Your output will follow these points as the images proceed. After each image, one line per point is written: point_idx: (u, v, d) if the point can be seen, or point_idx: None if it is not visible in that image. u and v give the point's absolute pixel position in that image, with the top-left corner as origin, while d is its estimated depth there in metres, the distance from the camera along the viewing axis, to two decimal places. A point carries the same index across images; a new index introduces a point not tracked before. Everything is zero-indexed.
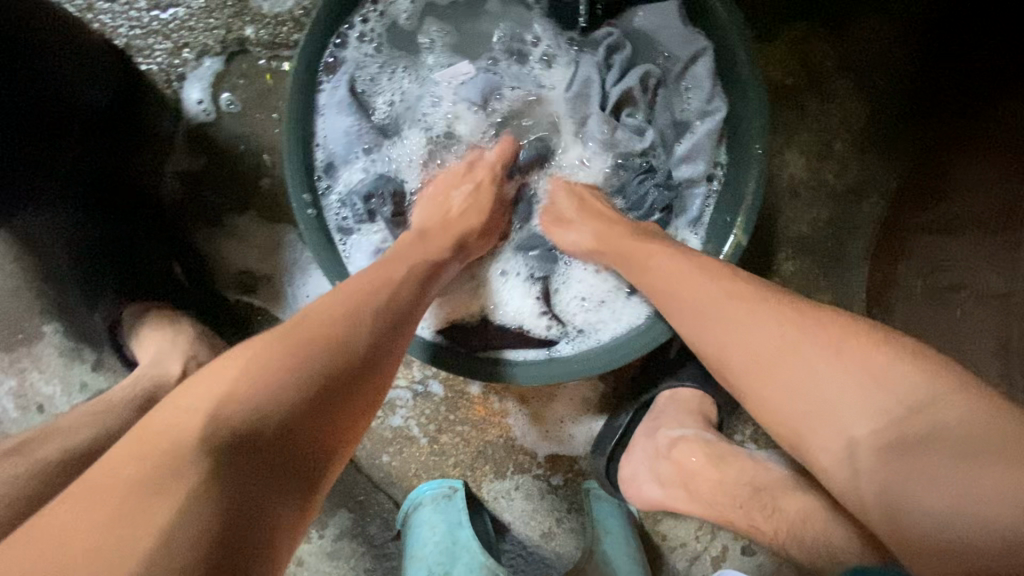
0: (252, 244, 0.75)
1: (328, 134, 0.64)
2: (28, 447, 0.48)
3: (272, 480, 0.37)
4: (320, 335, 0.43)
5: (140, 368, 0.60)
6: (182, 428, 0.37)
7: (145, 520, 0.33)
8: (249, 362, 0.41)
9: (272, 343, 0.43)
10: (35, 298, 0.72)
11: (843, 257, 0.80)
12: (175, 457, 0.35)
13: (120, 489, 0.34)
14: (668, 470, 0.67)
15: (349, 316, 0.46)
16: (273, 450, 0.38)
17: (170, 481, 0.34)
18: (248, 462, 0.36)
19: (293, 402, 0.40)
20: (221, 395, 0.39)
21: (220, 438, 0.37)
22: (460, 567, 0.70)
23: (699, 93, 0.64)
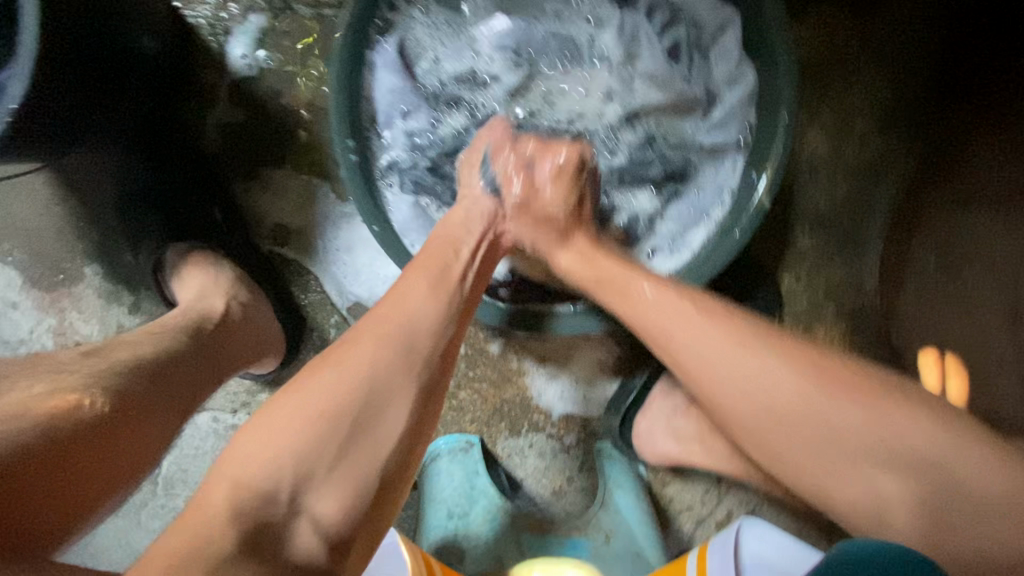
0: (286, 196, 0.77)
1: (374, 89, 0.67)
2: (87, 362, 0.51)
3: (358, 490, 0.40)
4: (394, 344, 0.46)
5: (187, 305, 0.64)
6: (275, 442, 0.40)
7: (244, 508, 0.37)
8: (330, 377, 0.43)
9: (350, 356, 0.44)
10: (77, 241, 0.75)
11: (858, 233, 0.82)
12: (264, 470, 0.38)
13: (227, 478, 0.38)
14: (686, 426, 0.71)
15: (418, 324, 0.48)
16: (358, 467, 0.41)
17: (265, 493, 0.38)
18: (339, 474, 0.40)
19: (375, 418, 0.42)
20: (306, 412, 0.41)
21: (318, 429, 0.41)
22: (477, 510, 0.76)
23: (728, 62, 0.65)
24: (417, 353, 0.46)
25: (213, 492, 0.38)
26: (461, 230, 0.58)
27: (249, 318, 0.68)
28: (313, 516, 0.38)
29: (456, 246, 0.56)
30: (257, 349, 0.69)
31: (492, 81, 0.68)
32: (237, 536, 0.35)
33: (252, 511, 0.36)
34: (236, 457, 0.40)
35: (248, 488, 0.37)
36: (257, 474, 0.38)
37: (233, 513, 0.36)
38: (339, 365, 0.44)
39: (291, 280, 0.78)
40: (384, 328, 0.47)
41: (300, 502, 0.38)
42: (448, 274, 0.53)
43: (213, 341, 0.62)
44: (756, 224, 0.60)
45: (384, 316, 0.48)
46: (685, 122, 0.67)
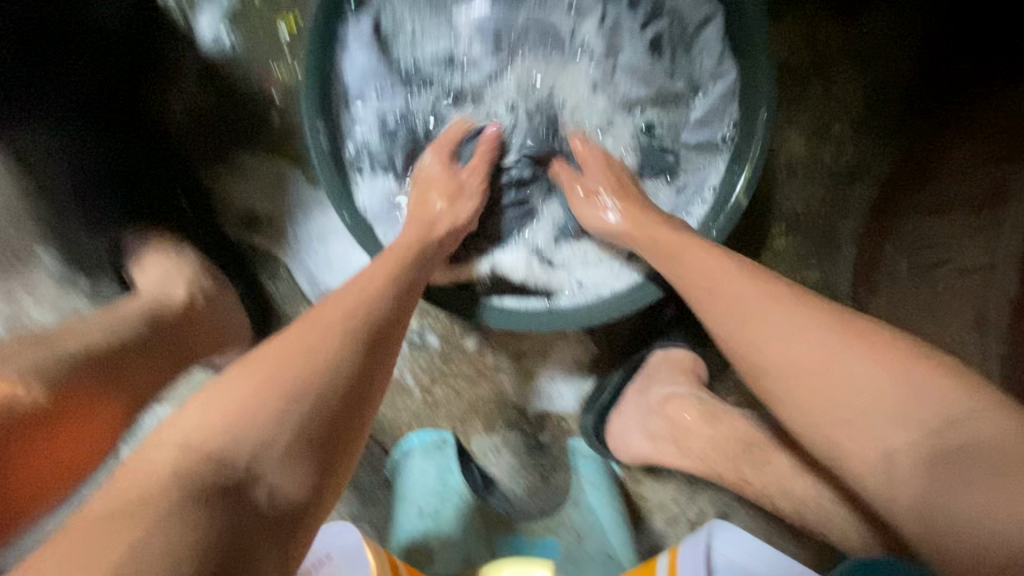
0: (256, 182, 0.75)
1: (345, 67, 0.64)
2: (38, 347, 0.49)
3: (316, 460, 0.39)
4: (343, 321, 0.45)
5: (145, 291, 0.61)
6: (227, 412, 0.38)
7: (189, 477, 0.35)
8: (281, 350, 0.42)
9: (298, 333, 0.44)
10: (29, 221, 0.71)
11: (833, 235, 0.82)
12: (215, 440, 0.37)
13: (171, 445, 0.37)
14: (660, 425, 0.70)
15: (366, 300, 0.48)
16: (318, 433, 0.39)
17: (220, 462, 0.36)
18: (296, 441, 0.38)
19: (331, 384, 0.41)
20: (257, 385, 0.40)
21: (268, 396, 0.39)
22: (449, 509, 0.75)
23: (710, 59, 0.65)
24: (368, 327, 0.46)
25: (165, 465, 0.35)
26: (411, 219, 0.59)
27: (214, 306, 0.65)
28: (271, 485, 0.37)
29: (410, 240, 0.58)
30: (219, 339, 0.65)
31: (470, 67, 0.66)
32: (178, 507, 0.33)
33: (203, 479, 0.35)
34: (185, 430, 0.38)
35: (200, 458, 0.36)
36: (210, 445, 0.37)
37: (183, 480, 0.35)
38: (287, 340, 0.43)
39: (261, 270, 0.76)
40: (334, 306, 0.47)
41: (255, 471, 0.37)
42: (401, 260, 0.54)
43: (173, 327, 0.58)
44: (733, 221, 0.61)
45: (333, 298, 0.48)
46: (665, 117, 0.67)
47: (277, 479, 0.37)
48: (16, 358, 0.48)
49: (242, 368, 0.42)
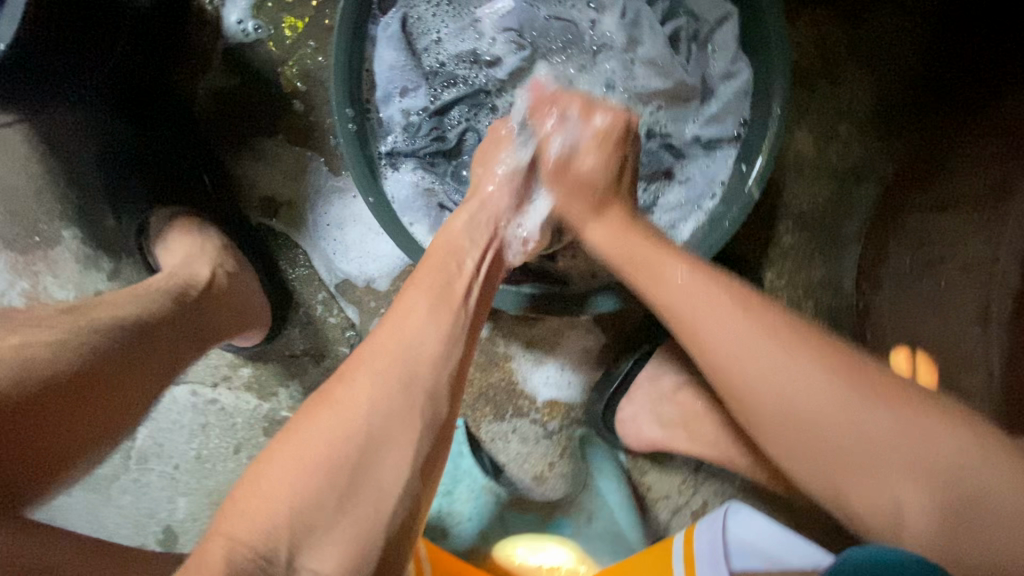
0: (278, 168, 0.76)
1: (373, 64, 0.67)
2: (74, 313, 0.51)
3: (363, 543, 0.40)
4: (396, 379, 0.45)
5: (171, 268, 0.63)
6: (277, 490, 0.39)
7: (240, 566, 0.35)
8: (331, 416, 0.42)
9: (350, 396, 0.43)
10: (55, 200, 0.73)
11: (837, 233, 0.85)
12: (263, 527, 0.37)
13: (222, 532, 0.37)
14: (671, 413, 0.72)
15: (419, 352, 0.47)
16: (361, 521, 0.40)
17: (265, 553, 0.36)
18: (342, 524, 0.39)
19: (376, 450, 0.42)
20: (307, 459, 0.40)
21: (316, 482, 0.39)
22: (462, 488, 0.77)
23: (725, 55, 0.67)
24: (419, 384, 0.45)
25: (212, 547, 0.36)
26: (461, 237, 0.57)
27: (236, 286, 0.67)
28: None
29: (458, 259, 0.55)
30: (241, 320, 0.67)
31: (492, 62, 0.69)
32: None
33: (250, 574, 0.35)
34: (238, 510, 0.38)
35: (245, 547, 0.36)
36: (256, 531, 0.37)
37: (233, 570, 0.35)
38: (338, 403, 0.43)
39: (280, 254, 0.77)
40: (386, 358, 0.46)
41: (297, 562, 0.37)
42: (450, 293, 0.52)
43: (198, 304, 0.60)
44: (746, 213, 0.61)
45: (382, 343, 0.47)
46: (680, 112, 0.69)
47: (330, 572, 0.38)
48: (47, 322, 0.49)
49: (284, 442, 0.42)
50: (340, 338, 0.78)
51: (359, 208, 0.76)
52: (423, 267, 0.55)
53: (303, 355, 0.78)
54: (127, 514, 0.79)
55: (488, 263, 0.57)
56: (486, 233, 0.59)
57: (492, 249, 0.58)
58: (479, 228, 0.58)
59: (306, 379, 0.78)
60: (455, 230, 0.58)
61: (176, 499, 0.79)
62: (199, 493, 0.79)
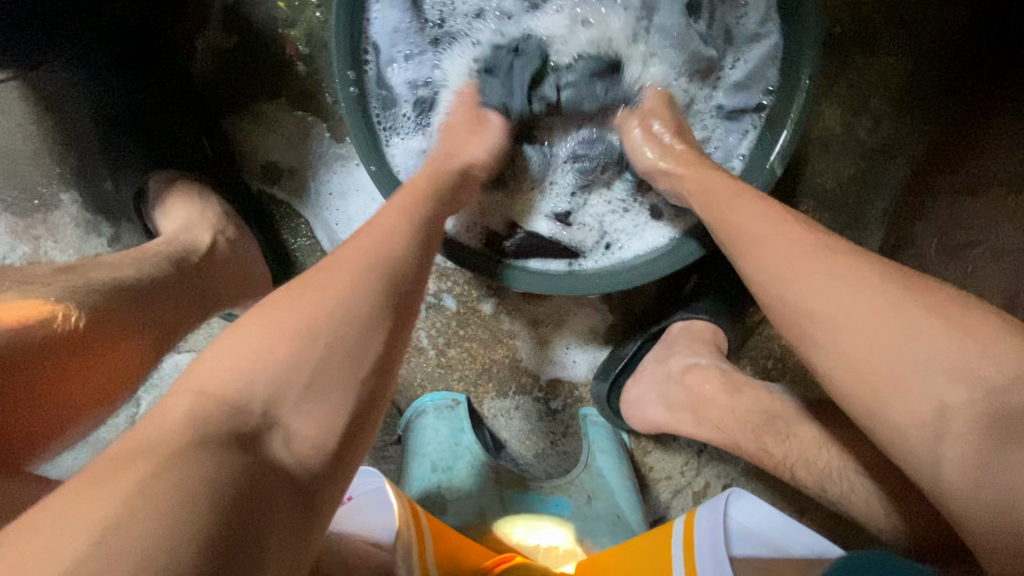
0: (278, 133, 0.74)
1: (375, 24, 0.63)
2: (70, 276, 0.50)
3: (338, 408, 0.36)
4: (363, 268, 0.40)
5: (167, 234, 0.62)
6: (244, 356, 0.35)
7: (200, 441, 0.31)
8: (296, 295, 0.38)
9: (315, 276, 0.39)
10: (53, 163, 0.71)
11: (863, 213, 0.79)
12: (232, 381, 0.34)
13: (187, 387, 0.33)
14: (678, 395, 0.70)
15: (384, 245, 0.43)
16: (331, 390, 0.36)
17: (236, 406, 0.33)
18: (316, 391, 0.35)
19: (352, 330, 0.37)
20: (276, 331, 0.36)
21: (293, 342, 0.36)
22: (461, 466, 0.76)
23: (753, 16, 0.63)
24: (390, 273, 0.41)
25: (178, 399, 0.33)
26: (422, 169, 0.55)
27: (236, 254, 0.65)
28: (287, 432, 0.34)
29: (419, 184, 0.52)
30: (240, 291, 0.66)
31: (505, 20, 0.65)
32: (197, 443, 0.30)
33: (219, 421, 0.32)
34: (204, 368, 0.34)
35: (213, 397, 0.33)
36: (226, 385, 0.34)
37: (194, 421, 0.31)
38: (302, 284, 0.39)
39: (281, 223, 0.75)
40: (352, 250, 0.41)
41: (271, 417, 0.34)
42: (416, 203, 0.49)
43: (197, 271, 0.59)
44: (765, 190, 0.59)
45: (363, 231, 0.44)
46: (703, 80, 0.65)
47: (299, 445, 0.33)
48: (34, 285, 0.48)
49: (264, 306, 0.38)
50: None
51: (362, 178, 0.74)
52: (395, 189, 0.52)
53: None
54: None
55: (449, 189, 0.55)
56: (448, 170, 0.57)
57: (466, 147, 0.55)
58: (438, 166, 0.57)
59: None
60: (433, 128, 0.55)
61: None
62: None
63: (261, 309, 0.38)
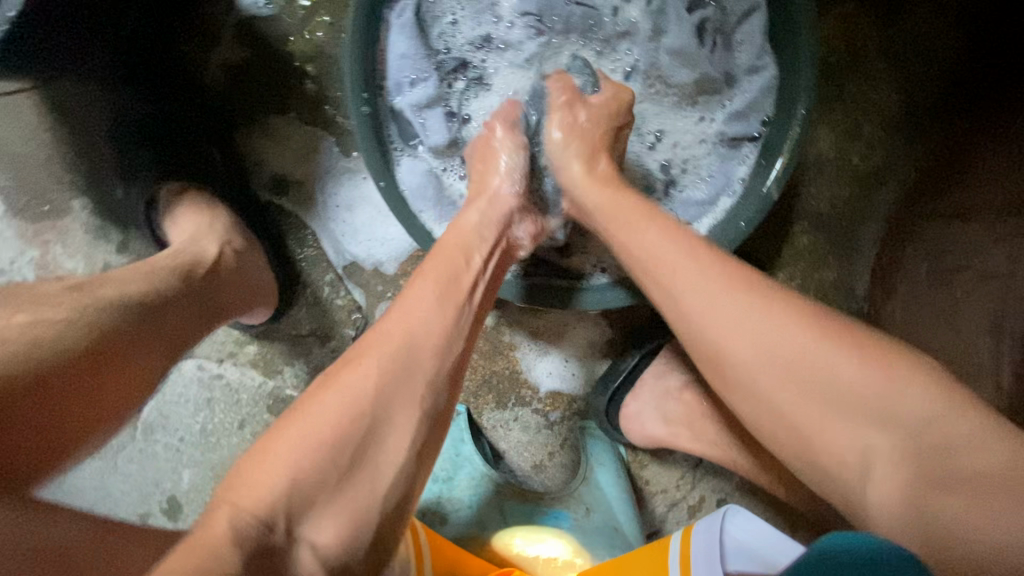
0: (290, 147, 0.75)
1: (387, 52, 0.66)
2: (85, 288, 0.51)
3: (362, 513, 0.39)
4: (394, 364, 0.44)
5: (177, 245, 0.63)
6: (281, 462, 0.38)
7: (249, 536, 0.34)
8: (333, 396, 0.41)
9: (354, 375, 0.43)
10: (65, 170, 0.73)
11: (854, 236, 0.82)
12: (266, 497, 0.36)
13: (227, 501, 0.36)
14: (677, 410, 0.72)
15: (421, 337, 0.46)
16: (359, 498, 0.39)
17: (267, 520, 0.36)
18: (341, 497, 0.39)
19: (377, 430, 0.41)
20: (315, 436, 0.39)
21: (324, 454, 0.39)
22: (460, 476, 0.77)
23: (750, 48, 0.65)
24: (419, 369, 0.45)
25: (218, 516, 0.35)
26: (474, 233, 0.57)
27: (243, 265, 0.67)
28: (312, 544, 0.37)
29: (468, 253, 0.54)
30: (246, 302, 0.67)
31: (509, 48, 0.67)
32: (243, 557, 0.33)
33: (254, 538, 0.34)
34: (239, 479, 0.38)
35: (249, 514, 0.35)
36: (260, 500, 0.36)
37: (234, 538, 0.34)
38: (344, 386, 0.42)
39: (288, 234, 0.77)
40: (389, 343, 0.45)
41: (298, 532, 0.37)
42: (454, 283, 0.52)
43: (203, 282, 0.60)
44: (762, 215, 0.61)
45: (386, 329, 0.46)
46: (700, 109, 0.68)
47: (330, 552, 0.37)
48: (51, 301, 0.49)
49: (296, 416, 0.41)
50: (347, 321, 0.78)
51: (370, 190, 0.76)
52: (437, 255, 0.54)
53: (310, 336, 0.78)
54: (132, 483, 0.80)
55: (493, 265, 0.57)
56: (496, 229, 0.58)
57: (498, 250, 0.58)
58: (484, 222, 0.58)
59: (311, 359, 0.79)
60: (466, 228, 0.57)
61: (180, 471, 0.80)
62: (203, 467, 0.80)
63: (289, 423, 0.41)
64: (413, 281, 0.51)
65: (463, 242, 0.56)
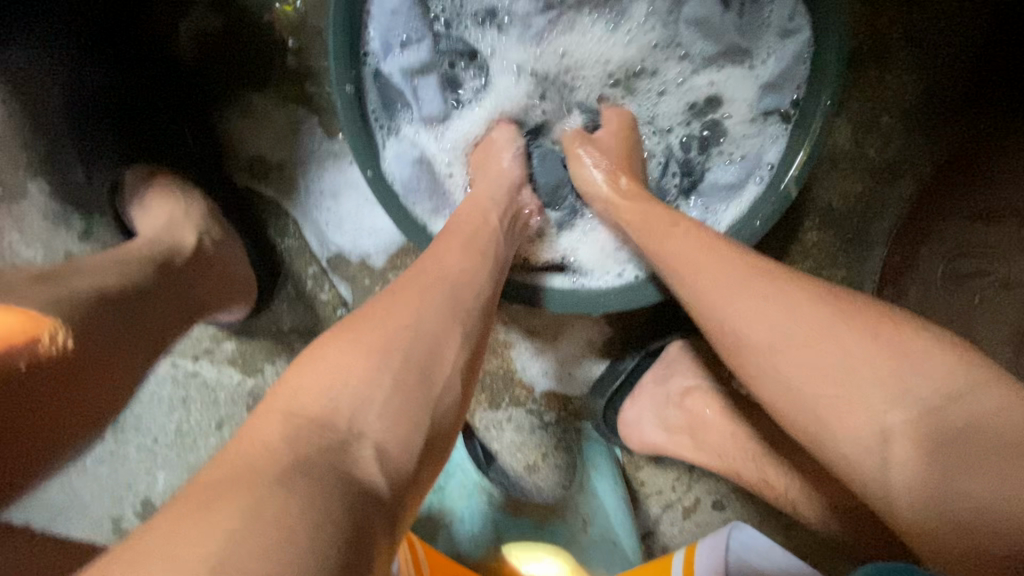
0: (269, 127, 0.69)
1: (373, 7, 0.58)
2: (55, 280, 0.46)
3: (414, 421, 0.35)
4: (438, 296, 0.42)
5: (148, 233, 0.57)
6: (326, 374, 0.35)
7: (305, 436, 0.31)
8: (375, 318, 0.39)
9: (392, 302, 0.40)
10: (21, 150, 0.66)
11: (866, 234, 0.78)
12: (323, 398, 0.34)
13: (273, 408, 0.33)
14: (678, 417, 0.69)
15: (456, 277, 0.44)
16: (413, 399, 0.36)
17: (325, 422, 0.33)
18: (394, 401, 0.35)
19: (424, 345, 0.38)
20: (361, 347, 0.36)
21: (373, 363, 0.36)
22: (453, 484, 0.75)
23: (773, 27, 0.60)
24: (461, 300, 0.43)
25: (267, 422, 0.32)
26: (487, 198, 0.55)
27: (221, 255, 0.61)
28: (373, 441, 0.33)
29: (485, 212, 0.53)
30: (226, 295, 0.62)
31: (512, 20, 0.62)
32: (301, 453, 0.30)
33: (313, 438, 0.31)
34: (287, 388, 0.35)
35: (303, 415, 0.33)
36: (315, 398, 0.34)
37: (292, 443, 0.31)
38: (377, 310, 0.40)
39: (269, 223, 0.71)
40: (426, 278, 0.43)
41: (358, 429, 0.33)
42: (482, 232, 0.50)
43: (182, 274, 0.55)
44: (779, 214, 0.57)
45: (424, 268, 0.44)
46: (717, 86, 0.63)
47: (389, 448, 0.33)
48: (20, 291, 0.44)
49: (340, 331, 0.38)
50: (332, 316, 0.73)
51: (356, 177, 0.70)
52: (455, 214, 0.52)
53: (292, 331, 0.74)
54: (103, 484, 0.76)
55: (510, 221, 0.55)
56: (507, 198, 0.56)
57: (513, 211, 0.56)
58: (500, 191, 0.57)
59: (294, 355, 0.74)
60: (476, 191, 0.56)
61: (154, 472, 0.76)
62: (178, 468, 0.76)
63: (335, 337, 0.38)
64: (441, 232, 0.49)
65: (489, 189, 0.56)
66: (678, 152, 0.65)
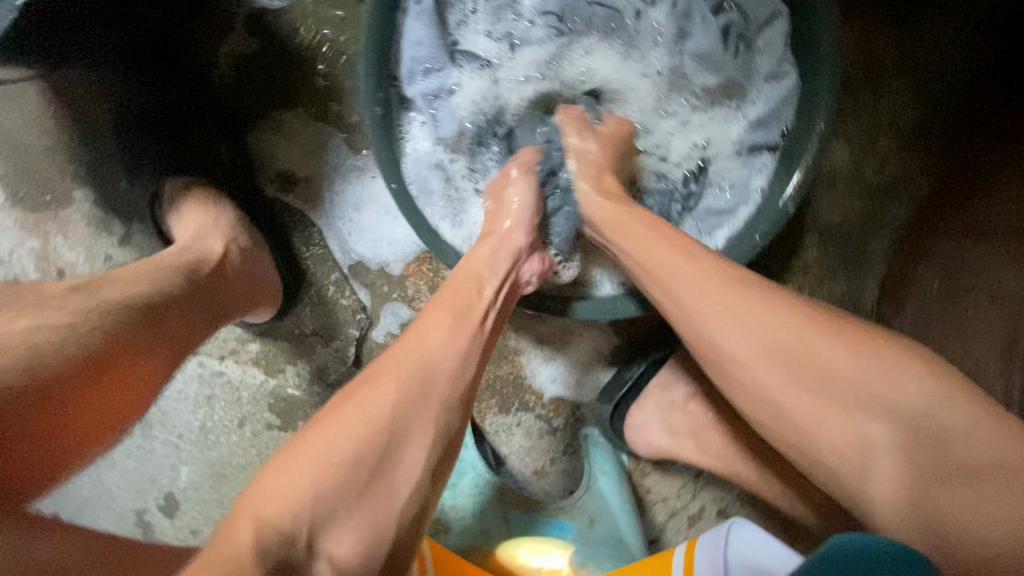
0: (298, 143, 0.74)
1: (404, 41, 0.64)
2: (92, 288, 0.50)
3: (376, 536, 0.39)
4: (415, 386, 0.44)
5: (183, 242, 0.62)
6: (300, 478, 0.38)
7: (267, 547, 0.35)
8: (356, 416, 0.42)
9: (374, 397, 0.43)
10: (68, 162, 0.71)
11: (863, 252, 0.81)
12: (288, 508, 0.37)
13: (252, 510, 0.37)
14: (682, 422, 0.72)
15: (438, 368, 0.46)
16: (372, 514, 0.39)
17: (287, 535, 0.36)
18: (356, 516, 0.39)
19: (399, 439, 0.42)
20: (335, 452, 0.40)
21: (345, 471, 0.39)
22: (464, 484, 0.78)
23: (772, 57, 0.64)
24: (438, 393, 0.45)
25: (240, 527, 0.36)
26: (483, 264, 0.56)
27: (249, 263, 0.65)
28: (330, 558, 0.37)
29: (481, 284, 0.54)
30: (252, 299, 0.66)
31: (528, 45, 0.66)
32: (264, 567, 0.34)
33: (274, 553, 0.35)
34: (262, 491, 0.38)
35: (271, 527, 0.36)
36: (281, 513, 0.37)
37: (257, 552, 0.34)
38: (361, 405, 0.42)
39: (294, 233, 0.76)
40: (408, 367, 0.45)
41: (317, 546, 0.37)
42: (471, 314, 0.51)
43: (210, 281, 0.59)
44: (777, 229, 0.60)
45: (406, 354, 0.46)
46: (717, 115, 0.67)
47: None
48: (58, 301, 0.48)
49: (321, 432, 0.41)
50: (351, 320, 0.77)
51: (378, 189, 0.74)
52: (452, 281, 0.54)
53: (312, 335, 0.77)
54: (129, 478, 0.80)
55: (505, 295, 0.56)
56: (507, 266, 0.57)
57: (509, 283, 0.57)
58: (499, 260, 0.57)
59: (314, 359, 0.77)
60: (477, 259, 0.57)
61: (178, 468, 0.79)
62: (201, 465, 0.79)
63: (315, 436, 0.41)
64: (428, 305, 0.51)
65: (479, 259, 0.56)
66: (676, 181, 0.68)
